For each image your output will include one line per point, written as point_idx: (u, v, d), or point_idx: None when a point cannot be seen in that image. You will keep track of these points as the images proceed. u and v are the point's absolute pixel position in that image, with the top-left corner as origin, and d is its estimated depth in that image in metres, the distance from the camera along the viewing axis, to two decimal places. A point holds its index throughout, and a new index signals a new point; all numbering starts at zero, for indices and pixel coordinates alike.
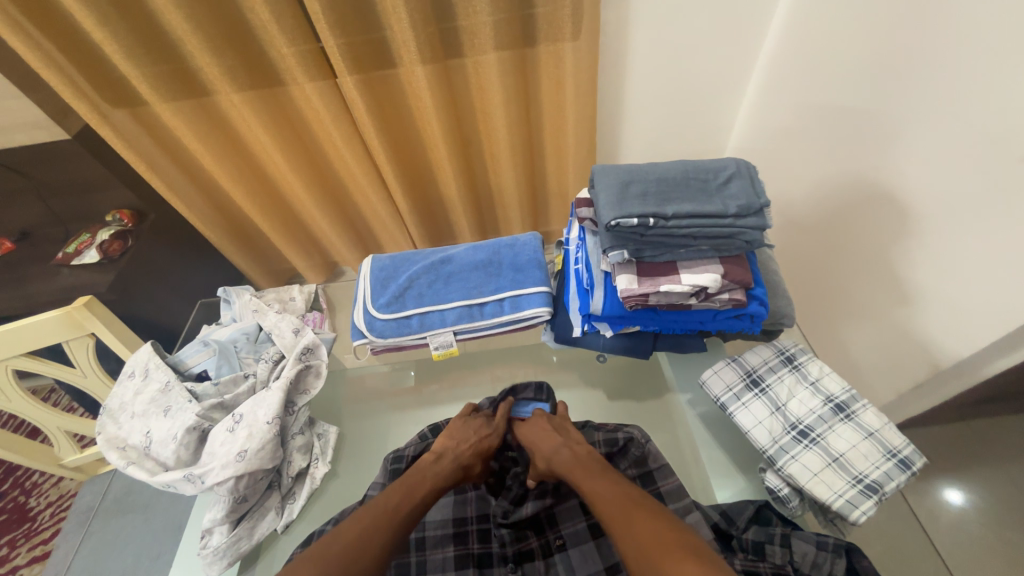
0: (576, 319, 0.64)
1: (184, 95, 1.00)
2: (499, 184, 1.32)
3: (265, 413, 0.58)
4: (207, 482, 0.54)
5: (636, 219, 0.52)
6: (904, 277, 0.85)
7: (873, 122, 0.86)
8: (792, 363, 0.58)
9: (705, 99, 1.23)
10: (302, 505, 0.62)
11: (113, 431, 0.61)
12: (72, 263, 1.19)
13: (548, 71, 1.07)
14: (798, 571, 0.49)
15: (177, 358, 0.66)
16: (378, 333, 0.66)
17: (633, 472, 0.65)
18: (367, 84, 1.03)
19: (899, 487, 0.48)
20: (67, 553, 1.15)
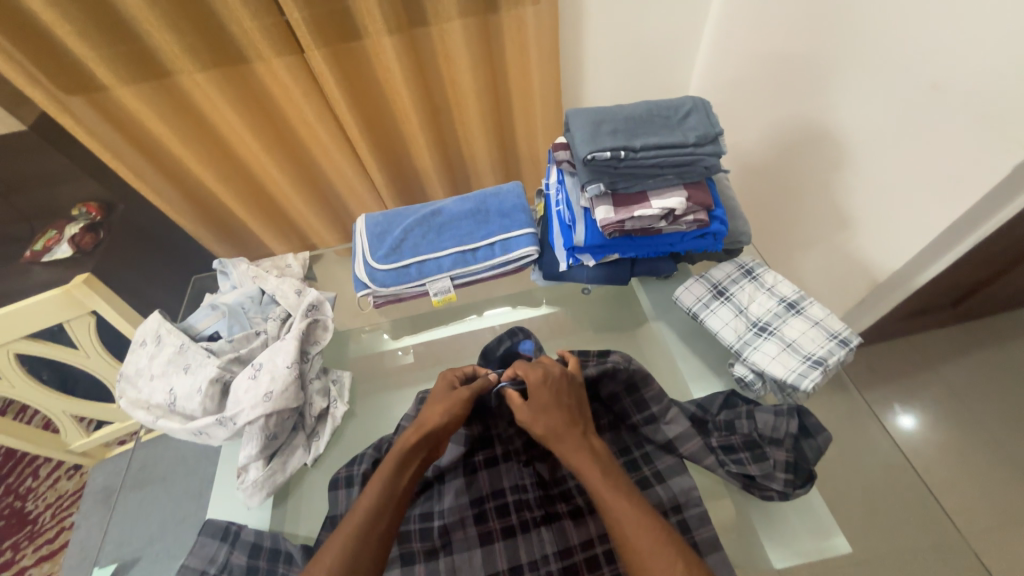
0: (561, 255, 0.71)
1: (145, 77, 0.99)
2: (472, 150, 1.35)
3: (284, 360, 0.63)
4: (240, 423, 0.59)
5: (609, 152, 0.59)
6: (844, 204, 0.96)
7: (811, 67, 0.95)
8: (751, 275, 0.68)
9: (662, 56, 1.29)
10: (327, 441, 0.67)
11: (134, 394, 0.65)
12: (43, 259, 1.19)
13: (512, 36, 1.11)
14: (762, 435, 0.61)
15: (187, 323, 0.70)
16: (379, 283, 0.71)
17: (619, 386, 0.67)
18: (334, 56, 1.04)
19: (840, 360, 0.57)
20: (84, 538, 1.20)
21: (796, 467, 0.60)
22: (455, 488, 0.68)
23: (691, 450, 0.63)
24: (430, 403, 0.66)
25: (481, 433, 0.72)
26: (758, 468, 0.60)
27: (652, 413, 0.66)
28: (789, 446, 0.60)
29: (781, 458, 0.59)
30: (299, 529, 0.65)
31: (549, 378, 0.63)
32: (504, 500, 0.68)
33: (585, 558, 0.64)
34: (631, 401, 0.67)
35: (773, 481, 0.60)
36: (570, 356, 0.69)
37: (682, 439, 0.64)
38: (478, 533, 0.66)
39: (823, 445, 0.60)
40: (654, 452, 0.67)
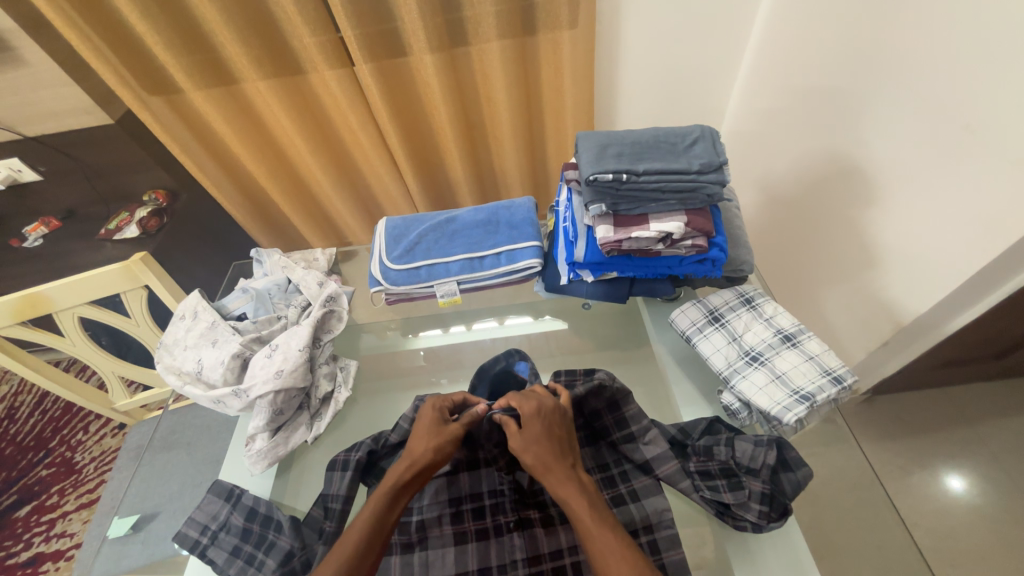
0: (562, 269, 0.74)
1: (215, 83, 1.11)
2: (503, 165, 1.41)
3: (298, 343, 0.69)
4: (252, 395, 0.65)
5: (611, 174, 0.62)
6: (872, 241, 0.92)
7: (845, 100, 0.93)
8: (749, 304, 0.69)
9: (697, 82, 1.29)
10: (328, 421, 0.73)
11: (169, 360, 0.73)
12: (113, 237, 1.31)
13: (547, 59, 1.16)
14: (739, 464, 0.62)
15: (220, 303, 0.78)
16: (391, 282, 0.76)
17: (602, 403, 0.68)
18: (380, 71, 1.12)
19: (829, 397, 0.56)
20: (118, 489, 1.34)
21: (772, 500, 0.59)
22: (434, 487, 0.71)
23: (667, 473, 0.64)
24: (414, 435, 0.65)
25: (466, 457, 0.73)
26: (732, 496, 0.60)
27: (631, 432, 0.67)
28: (766, 477, 0.60)
29: (757, 489, 0.59)
30: (297, 502, 0.73)
31: (543, 411, 0.62)
32: (480, 503, 0.71)
33: (553, 569, 0.66)
34: (611, 419, 0.68)
35: (747, 511, 0.60)
36: (559, 388, 0.69)
37: (658, 461, 0.64)
38: (452, 533, 0.69)
39: (802, 480, 0.59)
40: (632, 471, 0.68)
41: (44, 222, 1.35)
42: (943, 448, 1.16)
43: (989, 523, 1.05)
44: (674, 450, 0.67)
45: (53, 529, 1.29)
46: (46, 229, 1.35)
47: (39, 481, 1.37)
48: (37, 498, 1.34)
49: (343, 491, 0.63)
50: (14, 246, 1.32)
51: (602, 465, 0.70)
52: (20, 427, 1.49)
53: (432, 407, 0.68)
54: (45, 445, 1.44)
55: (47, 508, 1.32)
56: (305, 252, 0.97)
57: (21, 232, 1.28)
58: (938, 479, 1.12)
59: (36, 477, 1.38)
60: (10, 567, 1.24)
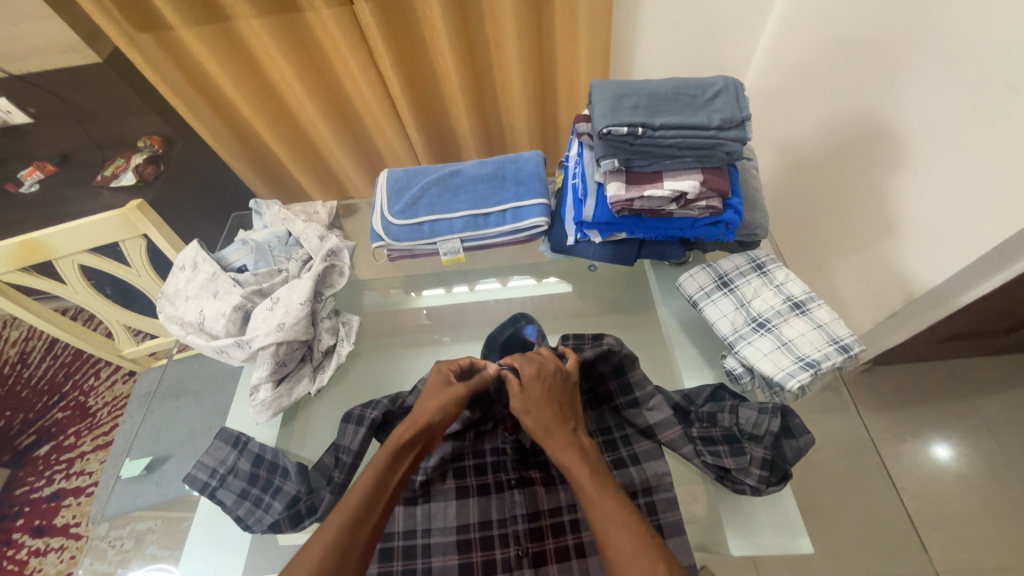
0: (570, 228, 0.72)
1: (206, 19, 1.04)
2: (510, 118, 1.35)
3: (299, 297, 0.68)
4: (254, 346, 0.65)
5: (626, 128, 0.58)
6: (893, 209, 0.89)
7: (880, 53, 0.87)
8: (760, 269, 0.67)
9: (721, 32, 1.20)
10: (331, 374, 0.73)
11: (171, 311, 0.72)
12: (110, 184, 1.28)
13: (561, 0, 1.08)
14: (742, 430, 0.62)
15: (219, 254, 0.77)
16: (393, 237, 0.74)
17: (608, 368, 0.68)
18: (382, 10, 1.05)
19: (835, 364, 0.56)
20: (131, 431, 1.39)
21: (773, 465, 0.61)
22: (440, 451, 0.72)
23: (670, 438, 0.65)
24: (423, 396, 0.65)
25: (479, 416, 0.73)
26: (734, 461, 0.61)
27: (635, 398, 0.68)
28: (768, 443, 0.61)
29: (758, 455, 0.60)
30: (303, 451, 0.75)
31: (544, 373, 0.63)
32: (483, 460, 0.73)
33: (551, 524, 0.69)
34: (616, 385, 0.69)
35: (747, 475, 0.61)
36: (567, 350, 0.68)
37: (662, 426, 0.65)
38: (454, 487, 0.71)
39: (803, 448, 0.61)
40: (635, 435, 0.69)
41: (38, 167, 1.31)
42: (937, 419, 1.17)
43: (973, 489, 1.09)
44: (678, 416, 0.67)
45: (72, 467, 1.35)
46: (41, 174, 1.31)
47: (56, 423, 1.43)
48: (55, 439, 1.40)
49: (355, 445, 0.64)
50: (11, 191, 1.30)
51: (605, 429, 0.71)
52: (33, 371, 1.53)
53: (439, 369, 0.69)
54: (59, 389, 1.48)
55: (65, 447, 1.38)
56: (305, 205, 0.95)
57: (16, 177, 1.25)
58: (928, 447, 1.15)
59: (53, 419, 1.43)
60: (35, 501, 1.31)
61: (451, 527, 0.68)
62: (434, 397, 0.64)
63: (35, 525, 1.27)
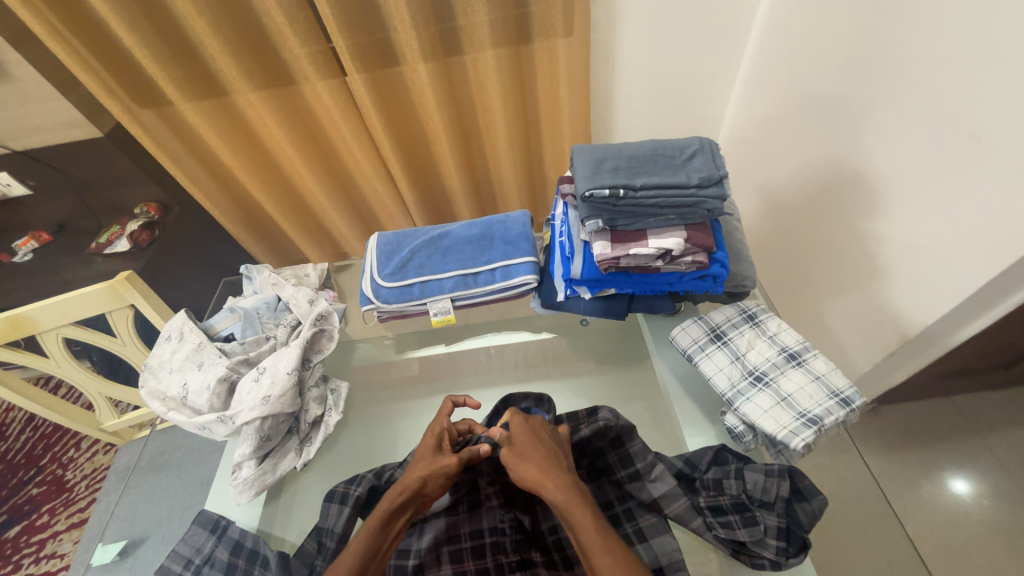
0: (559, 285, 0.71)
1: (205, 95, 1.09)
2: (498, 174, 1.39)
3: (286, 366, 0.67)
4: (238, 422, 0.63)
5: (608, 190, 0.60)
6: (875, 251, 0.91)
7: (843, 108, 0.92)
8: (752, 320, 0.66)
9: (694, 91, 1.28)
10: (318, 446, 0.70)
11: (154, 385, 0.70)
12: (104, 251, 1.29)
13: (543, 66, 1.15)
14: (752, 497, 0.61)
15: (207, 323, 0.76)
16: (382, 300, 0.74)
17: (605, 440, 0.67)
18: (373, 81, 1.11)
19: (838, 419, 0.53)
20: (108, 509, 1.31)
21: (789, 534, 0.58)
22: (434, 530, 0.69)
23: (677, 512, 0.62)
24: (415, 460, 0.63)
25: (468, 490, 0.72)
26: (747, 533, 0.59)
27: (637, 469, 0.65)
28: (780, 510, 0.59)
29: (772, 523, 0.58)
30: (287, 534, 0.70)
31: (529, 420, 0.65)
32: (481, 541, 0.68)
33: None
34: (616, 456, 0.67)
35: (764, 547, 0.58)
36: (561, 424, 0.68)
37: (667, 500, 0.62)
38: (451, 573, 0.66)
39: (817, 511, 0.59)
40: (639, 509, 0.65)
41: (34, 236, 1.33)
42: (949, 458, 1.14)
43: (1003, 536, 1.03)
44: (682, 485, 0.65)
45: (42, 550, 1.26)
46: (35, 243, 1.32)
47: (29, 501, 1.35)
48: (27, 518, 1.32)
49: (338, 528, 0.61)
50: (4, 261, 1.30)
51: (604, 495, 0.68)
52: (11, 444, 1.47)
53: (436, 432, 0.68)
54: (36, 463, 1.42)
55: (37, 528, 1.30)
56: (296, 268, 0.95)
57: (10, 247, 1.26)
58: (945, 491, 1.10)
59: (26, 496, 1.35)
60: None
61: None
62: (423, 463, 0.62)
63: None
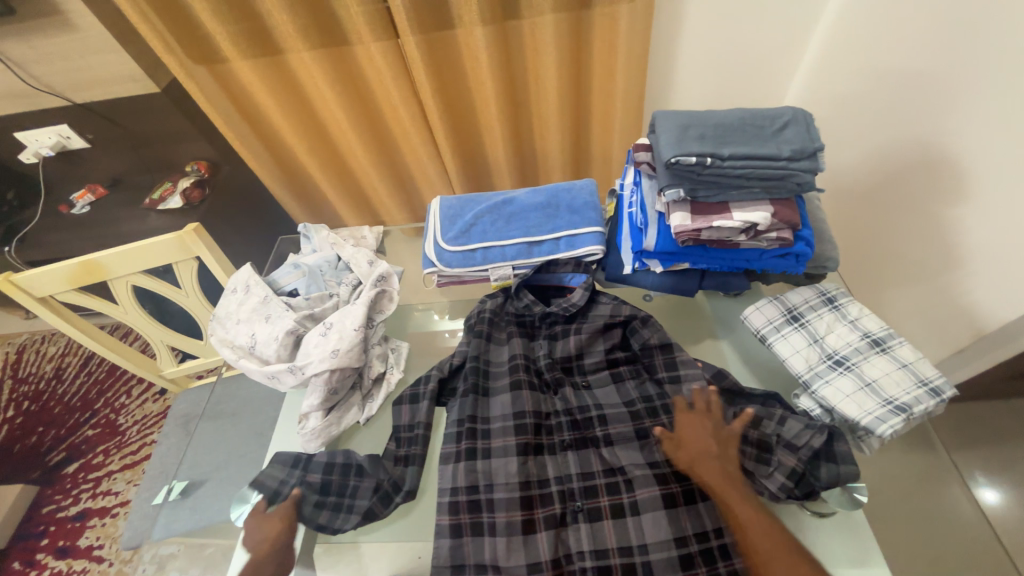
0: (627, 257, 0.70)
1: (260, 53, 1.09)
2: (545, 146, 1.35)
3: (352, 322, 0.68)
4: (307, 373, 0.64)
5: (695, 158, 0.57)
6: (955, 242, 0.86)
7: (933, 85, 0.85)
8: (832, 304, 0.63)
9: (758, 65, 1.21)
10: (380, 403, 0.72)
11: (223, 334, 0.72)
12: (157, 207, 1.32)
13: (601, 33, 1.10)
14: (780, 438, 0.56)
15: (271, 278, 0.78)
16: (445, 263, 0.74)
17: (655, 340, 0.67)
18: (427, 44, 1.08)
19: (928, 409, 0.51)
20: None
21: (800, 480, 0.54)
22: (505, 465, 0.61)
23: (702, 418, 0.61)
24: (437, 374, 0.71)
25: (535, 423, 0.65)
26: (755, 465, 0.56)
27: (679, 375, 0.65)
28: (802, 455, 0.54)
29: (787, 464, 0.54)
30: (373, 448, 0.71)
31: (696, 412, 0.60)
32: (547, 489, 0.61)
33: (622, 565, 0.56)
34: (661, 360, 0.67)
35: (767, 481, 0.55)
36: (655, 354, 0.67)
37: (696, 407, 0.62)
38: (522, 518, 0.58)
39: (846, 474, 0.53)
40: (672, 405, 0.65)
41: (90, 190, 1.37)
42: None
43: None
44: None
45: (99, 487, 1.35)
46: (92, 196, 1.37)
47: (85, 441, 1.43)
48: (84, 457, 1.40)
49: (418, 420, 0.66)
50: (63, 212, 1.35)
51: (635, 413, 0.65)
52: (68, 387, 1.56)
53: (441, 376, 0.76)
54: (91, 407, 1.50)
55: (93, 466, 1.38)
56: (352, 230, 0.96)
57: (69, 199, 1.30)
58: None
59: (83, 437, 1.44)
60: (61, 520, 1.30)
61: (520, 568, 0.56)
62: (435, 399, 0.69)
63: (59, 546, 1.26)
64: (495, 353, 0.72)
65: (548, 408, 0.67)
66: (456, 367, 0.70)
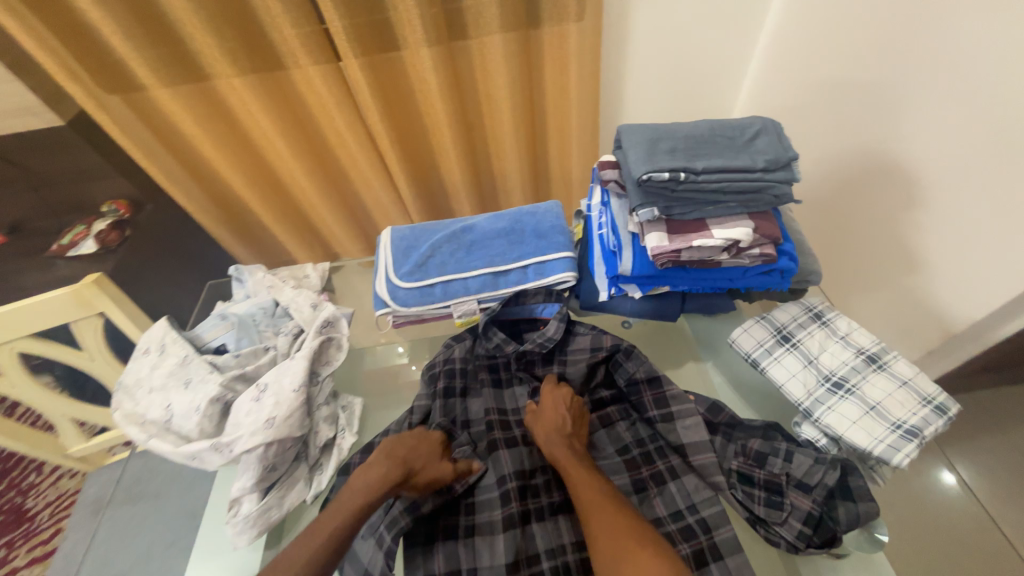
0: (602, 283, 0.65)
1: (183, 80, 0.97)
2: (502, 168, 1.30)
3: (291, 382, 0.57)
4: (235, 451, 0.54)
5: (668, 173, 0.53)
6: (914, 244, 0.86)
7: (878, 94, 0.87)
8: (821, 320, 0.60)
9: (705, 80, 1.23)
10: (331, 475, 0.61)
11: (129, 407, 0.60)
12: (67, 253, 1.18)
13: (552, 53, 1.07)
14: (790, 477, 0.53)
15: (194, 333, 0.67)
16: (401, 302, 0.66)
17: (642, 374, 0.62)
18: (371, 67, 1.02)
19: (938, 430, 0.49)
20: (73, 547, 1.16)
21: (819, 524, 0.51)
22: (493, 543, 0.57)
23: (702, 462, 0.58)
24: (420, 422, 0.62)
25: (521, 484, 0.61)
26: (767, 512, 0.53)
27: (670, 411, 0.60)
28: (817, 496, 0.51)
29: (803, 507, 0.51)
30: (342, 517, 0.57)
31: (556, 393, 0.63)
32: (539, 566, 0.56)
33: None
34: (650, 395, 0.62)
35: (783, 528, 0.52)
36: (645, 392, 0.62)
37: (694, 448, 0.58)
38: None
39: (867, 513, 0.50)
40: (667, 448, 0.61)
41: None
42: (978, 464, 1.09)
43: None
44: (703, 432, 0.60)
45: None
46: None
47: None
48: None
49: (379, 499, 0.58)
50: None
51: (630, 462, 0.61)
52: None
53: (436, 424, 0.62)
54: None
55: None
56: (293, 268, 0.86)
57: None
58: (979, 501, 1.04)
59: None
60: None
61: None
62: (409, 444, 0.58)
63: None
64: (472, 407, 0.67)
65: (533, 465, 0.64)
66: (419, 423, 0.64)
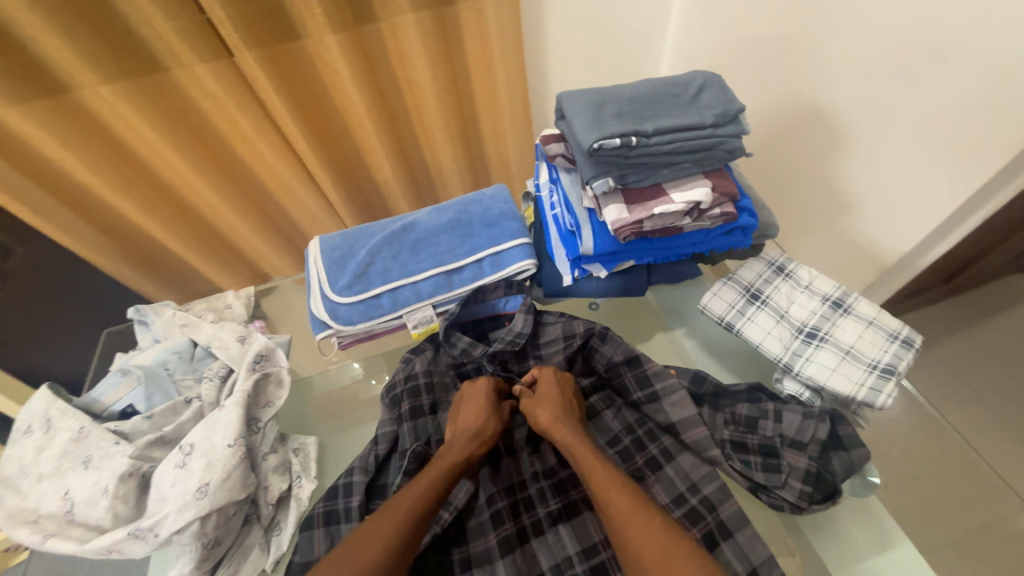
0: (564, 266, 0.60)
1: (34, 95, 0.78)
2: (435, 158, 1.21)
3: (224, 436, 0.51)
4: (162, 534, 0.47)
5: (619, 139, 0.49)
6: (840, 184, 0.86)
7: (793, 45, 0.88)
8: (784, 272, 0.62)
9: (627, 47, 1.21)
10: (291, 533, 0.55)
11: (15, 503, 0.51)
12: None
13: (470, 30, 0.99)
14: (784, 437, 0.55)
15: (90, 398, 0.57)
16: (344, 321, 0.58)
17: (620, 356, 0.61)
18: (272, 62, 0.89)
19: (909, 363, 0.53)
20: None
21: (818, 479, 0.53)
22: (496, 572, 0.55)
23: (696, 438, 0.57)
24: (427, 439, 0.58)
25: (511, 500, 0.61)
26: (767, 477, 0.54)
27: (655, 390, 0.60)
28: (812, 451, 0.53)
29: (802, 466, 0.53)
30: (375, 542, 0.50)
31: (558, 378, 0.60)
32: None
33: None
34: (632, 377, 0.61)
35: (786, 491, 0.54)
36: (626, 374, 0.61)
37: (685, 425, 0.58)
38: None
39: (857, 459, 0.53)
40: (657, 430, 0.60)
41: None
42: None
43: None
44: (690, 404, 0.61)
45: None
46: None
47: None
48: None
49: None
50: None
51: (624, 453, 0.60)
52: None
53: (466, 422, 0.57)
54: None
55: None
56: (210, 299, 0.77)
57: None
58: None
59: None
60: None
61: None
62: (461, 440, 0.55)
63: None
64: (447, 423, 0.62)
65: (522, 477, 0.63)
66: (382, 458, 0.57)
